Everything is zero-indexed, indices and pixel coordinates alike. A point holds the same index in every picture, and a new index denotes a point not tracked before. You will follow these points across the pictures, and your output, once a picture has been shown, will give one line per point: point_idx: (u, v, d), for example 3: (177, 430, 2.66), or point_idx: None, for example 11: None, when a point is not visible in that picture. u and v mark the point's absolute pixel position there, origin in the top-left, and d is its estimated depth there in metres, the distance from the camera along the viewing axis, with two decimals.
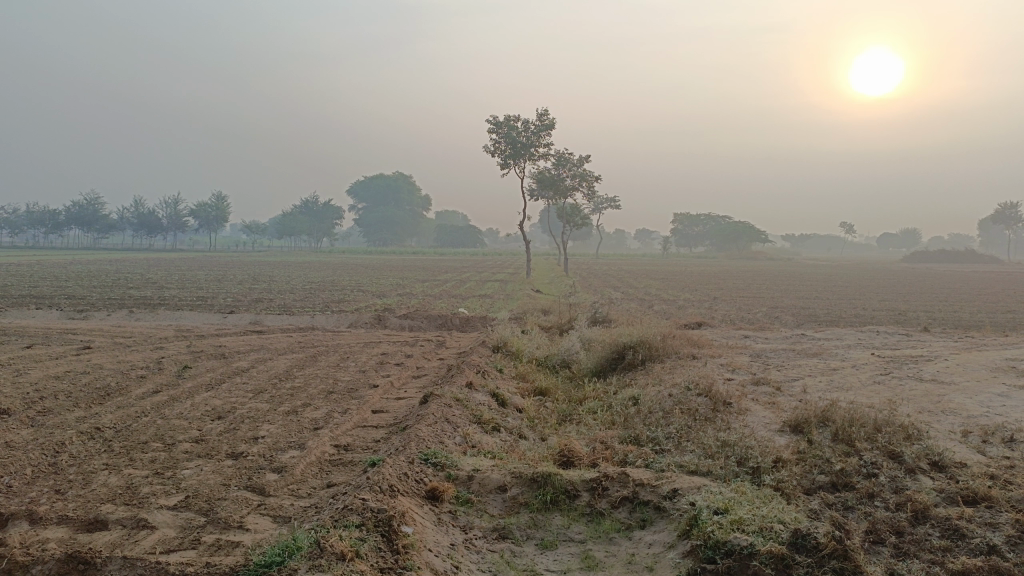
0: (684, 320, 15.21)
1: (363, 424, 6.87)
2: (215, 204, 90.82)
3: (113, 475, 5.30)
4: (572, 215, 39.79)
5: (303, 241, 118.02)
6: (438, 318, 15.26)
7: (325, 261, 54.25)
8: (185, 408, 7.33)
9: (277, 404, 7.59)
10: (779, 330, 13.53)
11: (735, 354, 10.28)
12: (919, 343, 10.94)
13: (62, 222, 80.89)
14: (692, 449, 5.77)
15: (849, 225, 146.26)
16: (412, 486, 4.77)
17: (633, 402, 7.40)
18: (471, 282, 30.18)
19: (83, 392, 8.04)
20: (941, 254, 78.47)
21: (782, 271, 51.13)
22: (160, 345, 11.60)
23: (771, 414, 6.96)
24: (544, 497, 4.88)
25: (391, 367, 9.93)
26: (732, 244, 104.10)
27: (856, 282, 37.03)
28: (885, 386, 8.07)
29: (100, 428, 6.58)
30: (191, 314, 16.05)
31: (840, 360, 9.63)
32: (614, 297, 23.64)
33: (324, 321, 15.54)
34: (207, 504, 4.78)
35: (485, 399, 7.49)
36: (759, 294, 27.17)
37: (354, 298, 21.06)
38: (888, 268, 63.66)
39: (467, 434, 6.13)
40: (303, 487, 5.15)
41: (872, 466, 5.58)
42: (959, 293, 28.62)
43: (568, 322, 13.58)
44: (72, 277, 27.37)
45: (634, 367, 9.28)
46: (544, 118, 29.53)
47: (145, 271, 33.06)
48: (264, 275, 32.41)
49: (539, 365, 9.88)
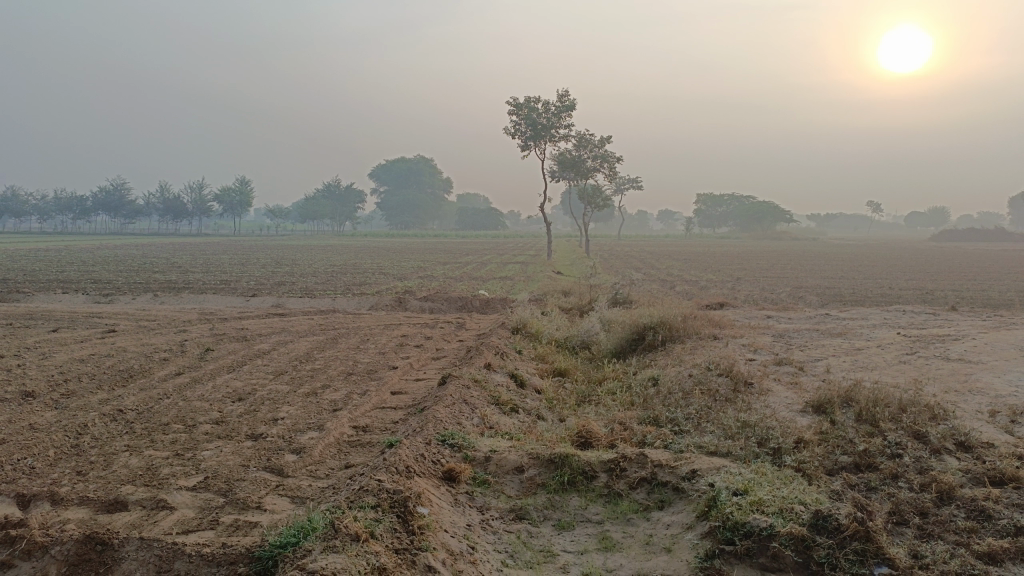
0: (705, 301, 15.08)
1: (382, 406, 6.88)
2: (239, 188, 91.43)
3: (134, 456, 5.35)
4: (594, 196, 39.54)
5: (326, 225, 118.63)
6: (458, 300, 15.26)
7: (347, 244, 54.61)
8: (206, 390, 7.39)
9: (297, 386, 7.62)
10: (803, 310, 13.35)
11: (757, 334, 10.16)
12: (946, 323, 10.75)
13: (89, 208, 82.00)
14: (712, 430, 5.70)
15: (876, 204, 144.07)
16: (428, 467, 4.76)
17: (653, 383, 7.34)
18: (493, 264, 30.14)
19: (106, 374, 8.13)
20: (970, 232, 77.11)
21: (808, 252, 50.59)
22: (183, 328, 11.70)
23: (793, 394, 6.86)
24: (561, 479, 4.86)
25: (410, 349, 9.93)
26: (756, 224, 102.97)
27: (883, 262, 36.47)
28: (911, 366, 7.93)
29: (123, 410, 6.65)
30: (215, 297, 16.18)
31: (865, 340, 9.48)
32: (636, 278, 23.44)
33: (345, 303, 15.60)
34: (226, 486, 4.81)
35: (503, 380, 7.47)
36: (783, 275, 26.84)
37: (375, 280, 21.08)
38: (916, 247, 62.56)
39: (485, 416, 6.11)
40: (321, 468, 5.17)
41: (896, 446, 5.48)
42: (989, 272, 28.08)
43: (589, 303, 13.51)
44: (99, 262, 27.75)
45: (654, 348, 9.21)
46: (565, 99, 29.27)
47: (170, 256, 33.47)
48: (286, 259, 32.60)
49: (559, 346, 9.84)
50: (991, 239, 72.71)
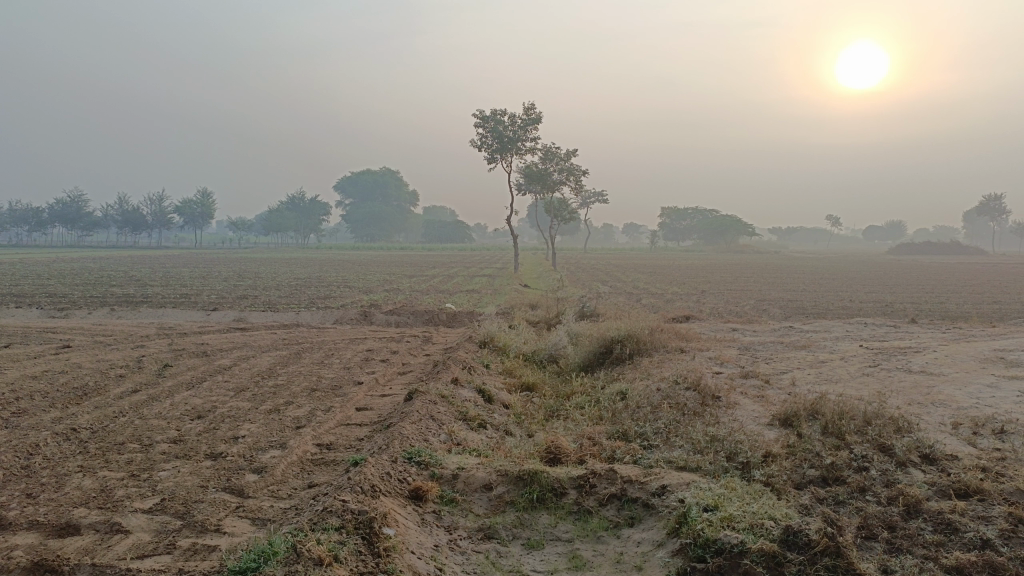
0: (671, 314, 15.15)
1: (347, 422, 6.74)
2: (201, 200, 90.10)
3: (87, 477, 5.16)
4: (560, 210, 39.66)
5: (290, 238, 117.43)
6: (424, 313, 15.13)
7: (311, 257, 54.06)
8: (164, 408, 7.18)
9: (259, 403, 7.44)
10: (766, 323, 13.46)
11: (722, 347, 10.20)
12: (907, 335, 10.91)
13: (46, 220, 80.17)
14: (682, 445, 5.67)
15: (835, 218, 146.88)
16: (394, 485, 4.65)
17: (621, 397, 7.30)
18: (459, 277, 30.02)
19: (59, 392, 7.86)
20: (927, 245, 78.97)
21: (771, 265, 51.27)
22: (141, 343, 11.40)
23: (760, 407, 6.88)
24: (530, 496, 4.79)
25: (376, 364, 9.79)
26: (719, 237, 104.24)
27: (843, 275, 37.11)
28: (874, 378, 8.02)
29: (76, 429, 6.42)
30: (175, 311, 15.83)
31: (829, 352, 9.57)
32: (602, 291, 23.48)
33: (309, 317, 15.36)
34: (183, 507, 4.65)
35: (471, 395, 7.38)
36: (747, 288, 27.13)
37: (340, 294, 20.84)
38: (875, 260, 63.82)
39: (452, 432, 6.01)
40: (283, 488, 5.03)
41: (862, 459, 5.50)
42: (945, 284, 28.72)
43: (556, 316, 13.49)
44: (54, 275, 27.07)
45: (621, 362, 9.19)
46: (531, 112, 29.37)
47: (129, 268, 32.75)
48: (249, 272, 32.11)
49: (527, 360, 9.78)
50: (946, 253, 74.62)
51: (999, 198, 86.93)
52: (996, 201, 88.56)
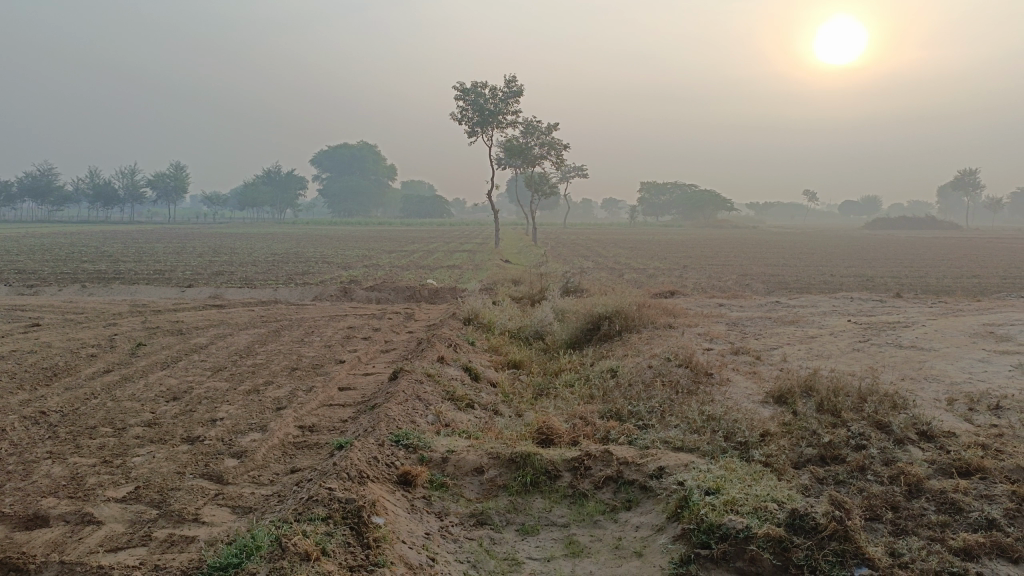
0: (656, 289, 14.99)
1: (329, 403, 6.52)
2: (174, 175, 88.46)
3: (57, 464, 4.90)
4: (540, 184, 39.29)
5: (266, 213, 116.11)
6: (406, 289, 14.87)
7: (287, 232, 53.26)
8: (138, 389, 6.90)
9: (237, 383, 7.17)
10: (752, 298, 13.37)
11: (711, 323, 10.07)
12: (894, 309, 10.84)
13: (15, 195, 78.51)
14: (677, 424, 5.52)
15: (812, 192, 147.69)
16: (382, 471, 4.44)
17: (611, 374, 7.14)
18: (439, 252, 29.66)
19: (27, 373, 7.53)
20: (903, 218, 79.51)
21: (750, 239, 51.30)
22: (114, 321, 11.06)
23: (753, 384, 6.73)
24: (523, 479, 4.61)
25: (358, 342, 9.56)
26: (698, 212, 104.43)
27: (822, 250, 37.24)
28: (865, 353, 7.91)
29: (45, 412, 6.14)
30: (148, 288, 15.42)
31: (818, 328, 9.46)
32: (585, 267, 23.35)
33: (288, 294, 15.03)
34: (159, 496, 4.41)
35: (457, 374, 7.18)
36: (728, 262, 27.05)
37: (319, 270, 20.49)
38: (852, 234, 64.26)
39: (440, 412, 5.81)
40: (264, 473, 4.81)
41: (860, 437, 5.38)
42: (922, 259, 28.87)
43: (540, 292, 13.31)
44: (24, 250, 26.43)
45: (609, 338, 9.04)
46: (512, 85, 28.95)
47: (102, 244, 32.03)
48: (224, 248, 31.57)
49: (512, 337, 9.60)
50: (923, 228, 75.29)
51: (974, 171, 87.78)
52: (971, 175, 89.41)
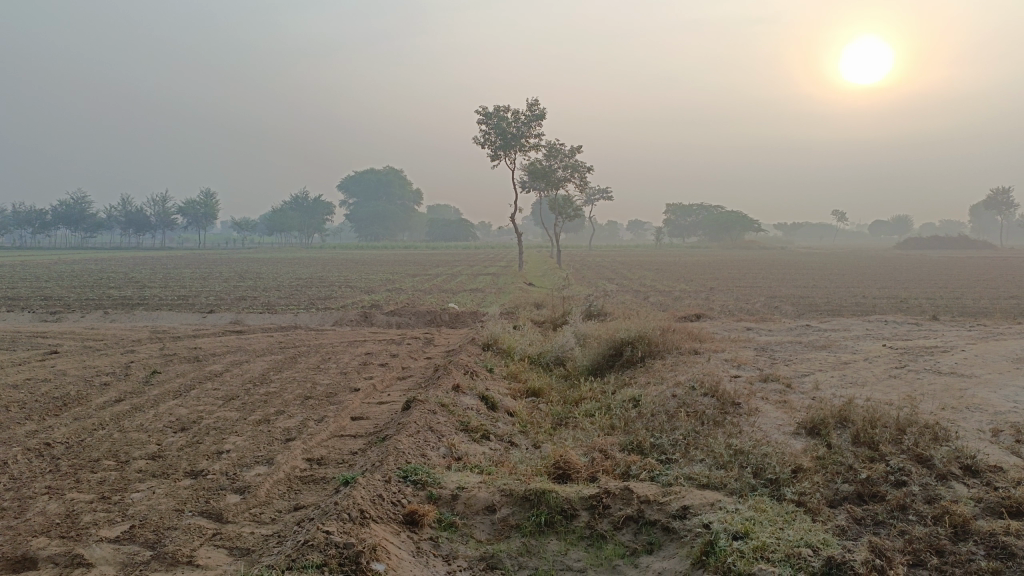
0: (681, 313, 14.62)
1: (340, 434, 6.30)
2: (204, 201, 89.62)
3: (53, 501, 4.71)
4: (564, 207, 39.08)
5: (294, 238, 117.09)
6: (426, 314, 14.68)
7: (313, 256, 53.54)
8: (146, 420, 6.74)
9: (248, 413, 6.98)
10: (781, 322, 12.98)
11: (739, 348, 9.73)
12: (931, 333, 10.41)
13: (49, 222, 80.12)
14: (702, 458, 5.20)
15: (841, 212, 145.90)
16: (387, 510, 4.20)
17: (634, 403, 6.83)
18: (463, 277, 29.49)
19: (38, 402, 7.41)
20: (935, 239, 78.01)
21: (778, 261, 50.61)
22: (132, 348, 10.99)
23: (784, 414, 6.38)
24: (537, 519, 4.33)
25: (374, 369, 9.35)
26: (724, 233, 103.56)
27: (854, 271, 36.40)
28: (902, 381, 7.51)
29: (50, 443, 5.99)
30: (169, 315, 15.38)
31: (851, 353, 9.07)
32: (610, 290, 23.04)
33: (308, 319, 14.92)
34: (155, 535, 4.20)
35: (473, 403, 6.93)
36: (756, 284, 26.53)
37: (341, 295, 20.44)
38: (883, 255, 63.28)
39: (452, 445, 5.56)
40: (266, 511, 4.58)
41: (899, 472, 5.01)
42: (957, 280, 28.09)
43: (562, 316, 13.04)
44: (53, 277, 26.71)
45: (632, 364, 8.74)
46: (534, 108, 28.92)
47: (130, 270, 32.29)
48: (249, 273, 31.67)
49: (532, 363, 9.34)
50: (954, 248, 73.84)
51: (1007, 191, 86.02)
52: (1004, 194, 87.65)
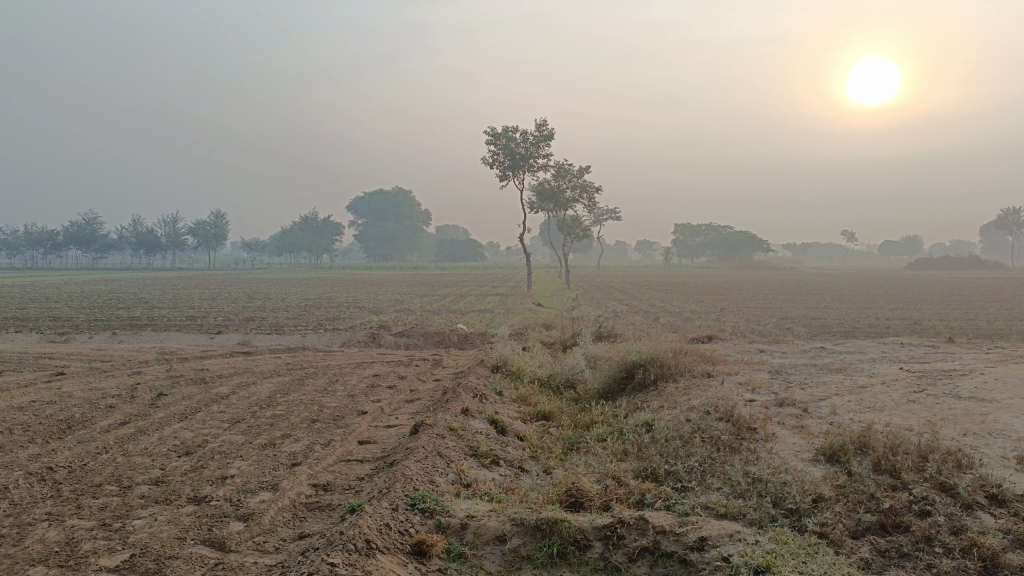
0: (692, 334, 14.47)
1: (347, 459, 6.18)
2: (214, 222, 90.06)
3: (53, 528, 4.60)
4: (573, 228, 39.01)
5: (303, 258, 117.42)
6: (435, 334, 14.57)
7: (322, 277, 53.59)
8: (151, 443, 6.63)
9: (253, 436, 6.87)
10: (794, 343, 12.81)
11: (752, 370, 9.56)
12: (948, 356, 10.22)
13: (61, 242, 80.61)
14: (719, 487, 5.06)
15: (850, 233, 145.52)
16: (394, 540, 4.07)
17: (646, 428, 6.69)
18: (472, 297, 29.42)
19: (42, 425, 7.31)
20: (946, 260, 77.50)
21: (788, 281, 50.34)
22: (139, 370, 10.90)
23: (801, 440, 6.21)
24: (550, 550, 4.19)
25: (382, 391, 9.23)
26: (734, 254, 103.25)
27: (866, 292, 36.09)
28: (921, 405, 7.33)
29: (53, 468, 5.89)
30: (177, 335, 15.31)
31: (868, 376, 8.90)
32: (619, 311, 22.90)
33: (315, 340, 14.83)
34: (156, 565, 4.07)
35: (482, 427, 6.80)
36: (767, 305, 26.33)
37: (349, 315, 20.37)
38: (893, 275, 62.91)
39: (462, 471, 5.43)
40: (270, 540, 4.45)
41: (923, 502, 4.85)
42: (970, 301, 27.82)
43: (572, 337, 12.90)
44: (64, 298, 26.78)
45: (644, 388, 8.59)
46: (543, 129, 28.97)
47: (140, 291, 32.34)
48: (258, 294, 31.66)
49: (542, 385, 9.20)
50: (966, 268, 73.31)
51: (1018, 211, 85.59)
52: (1015, 214, 87.16)
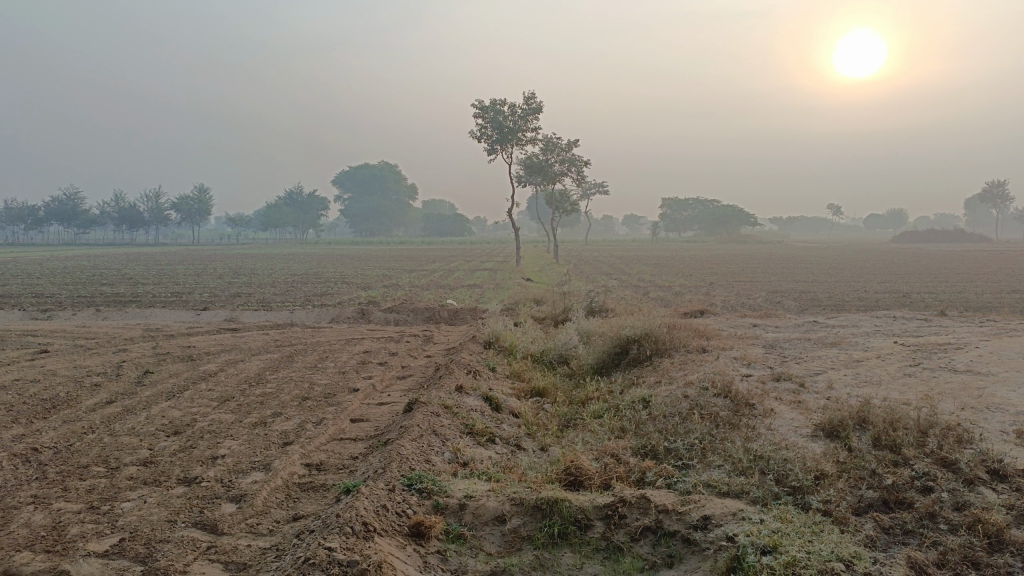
0: (684, 308, 14.41)
1: (339, 437, 6.07)
2: (198, 197, 88.99)
3: (38, 512, 4.46)
4: (561, 202, 38.86)
5: (289, 234, 116.51)
6: (425, 310, 14.44)
7: (306, 252, 53.23)
8: (138, 423, 6.49)
9: (243, 415, 6.74)
10: (786, 317, 12.77)
11: (747, 345, 9.50)
12: (941, 329, 10.21)
13: (42, 218, 79.48)
14: (720, 464, 4.99)
15: (836, 207, 146.04)
16: (392, 522, 3.97)
17: (643, 404, 6.61)
18: (460, 271, 29.24)
19: (26, 404, 7.15)
20: (930, 233, 77.78)
21: (775, 255, 50.48)
22: (124, 347, 10.72)
23: (800, 415, 6.15)
24: (551, 530, 4.11)
25: (373, 368, 9.11)
26: (721, 227, 103.27)
27: (854, 265, 36.19)
28: (918, 380, 7.28)
29: (37, 449, 5.74)
30: (163, 312, 15.10)
31: (863, 350, 8.86)
32: (608, 285, 22.85)
33: (303, 316, 14.64)
34: (146, 549, 3.96)
35: (477, 404, 6.70)
36: (756, 279, 26.36)
37: (338, 290, 20.18)
38: (879, 249, 63.15)
39: (458, 449, 5.33)
40: (263, 522, 4.34)
41: (925, 478, 4.79)
42: (958, 274, 27.91)
43: (563, 312, 12.81)
44: (45, 274, 26.35)
45: (638, 363, 8.52)
46: (531, 101, 28.66)
47: (124, 266, 31.92)
48: (243, 269, 31.32)
49: (535, 361, 9.12)
50: (951, 242, 73.76)
51: (1002, 184, 85.98)
52: (1000, 187, 87.54)
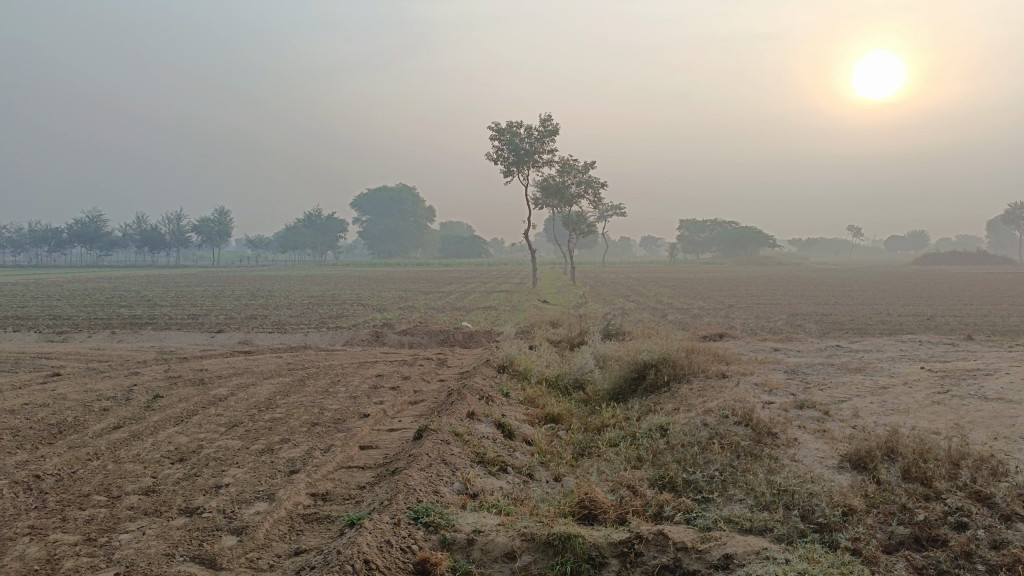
0: (703, 332, 14.18)
1: (347, 466, 5.90)
2: (218, 220, 89.81)
3: (34, 543, 4.32)
4: (578, 224, 38.72)
5: (308, 256, 117.22)
6: (440, 333, 14.30)
7: (325, 275, 53.41)
8: (144, 449, 6.36)
9: (251, 441, 6.60)
10: (808, 341, 12.49)
11: (768, 370, 9.25)
12: (969, 354, 9.90)
13: (66, 240, 80.46)
14: (742, 498, 4.77)
15: (857, 229, 144.87)
16: (396, 559, 3.78)
17: (661, 432, 6.39)
18: (476, 294, 29.15)
19: (31, 430, 7.04)
20: (952, 254, 76.77)
21: (797, 277, 49.96)
22: (136, 370, 10.62)
23: (824, 445, 5.90)
24: (563, 568, 3.90)
25: (385, 392, 8.94)
26: (739, 249, 102.68)
27: (877, 288, 35.62)
28: (947, 408, 7.00)
29: (40, 476, 5.62)
30: (178, 335, 15.03)
31: (889, 376, 8.58)
32: (626, 308, 22.63)
33: (317, 339, 14.51)
34: None
35: (490, 431, 6.52)
36: (776, 302, 25.98)
37: (353, 312, 20.09)
38: (901, 271, 62.50)
39: (468, 480, 5.15)
40: (264, 556, 4.18)
41: (959, 513, 4.52)
42: (983, 297, 27.40)
43: (579, 335, 12.60)
44: (66, 296, 26.52)
45: (656, 389, 8.29)
46: (548, 124, 28.67)
47: (144, 289, 32.04)
48: (261, 292, 31.36)
49: (550, 386, 8.92)
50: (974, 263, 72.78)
51: None
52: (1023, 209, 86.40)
